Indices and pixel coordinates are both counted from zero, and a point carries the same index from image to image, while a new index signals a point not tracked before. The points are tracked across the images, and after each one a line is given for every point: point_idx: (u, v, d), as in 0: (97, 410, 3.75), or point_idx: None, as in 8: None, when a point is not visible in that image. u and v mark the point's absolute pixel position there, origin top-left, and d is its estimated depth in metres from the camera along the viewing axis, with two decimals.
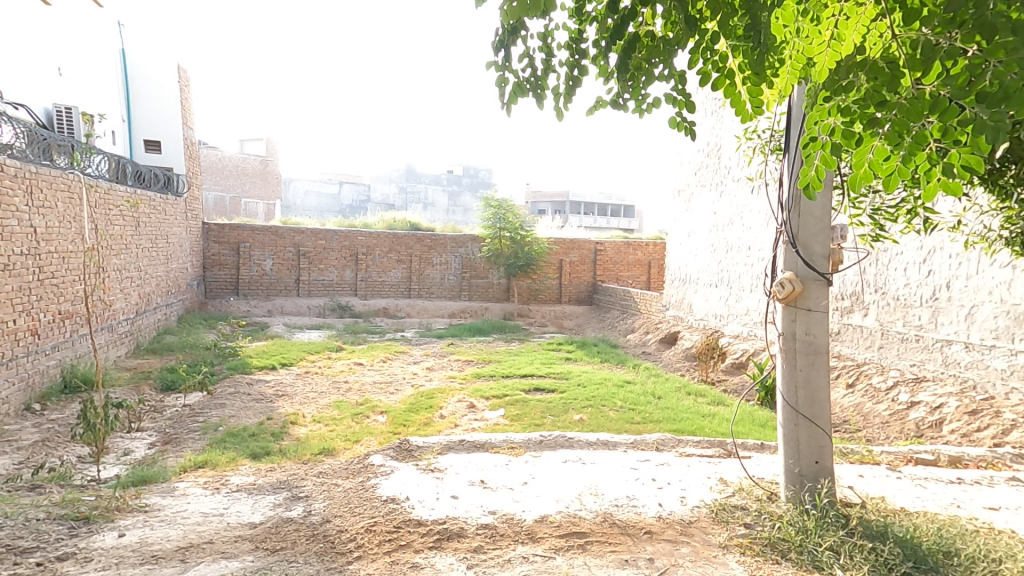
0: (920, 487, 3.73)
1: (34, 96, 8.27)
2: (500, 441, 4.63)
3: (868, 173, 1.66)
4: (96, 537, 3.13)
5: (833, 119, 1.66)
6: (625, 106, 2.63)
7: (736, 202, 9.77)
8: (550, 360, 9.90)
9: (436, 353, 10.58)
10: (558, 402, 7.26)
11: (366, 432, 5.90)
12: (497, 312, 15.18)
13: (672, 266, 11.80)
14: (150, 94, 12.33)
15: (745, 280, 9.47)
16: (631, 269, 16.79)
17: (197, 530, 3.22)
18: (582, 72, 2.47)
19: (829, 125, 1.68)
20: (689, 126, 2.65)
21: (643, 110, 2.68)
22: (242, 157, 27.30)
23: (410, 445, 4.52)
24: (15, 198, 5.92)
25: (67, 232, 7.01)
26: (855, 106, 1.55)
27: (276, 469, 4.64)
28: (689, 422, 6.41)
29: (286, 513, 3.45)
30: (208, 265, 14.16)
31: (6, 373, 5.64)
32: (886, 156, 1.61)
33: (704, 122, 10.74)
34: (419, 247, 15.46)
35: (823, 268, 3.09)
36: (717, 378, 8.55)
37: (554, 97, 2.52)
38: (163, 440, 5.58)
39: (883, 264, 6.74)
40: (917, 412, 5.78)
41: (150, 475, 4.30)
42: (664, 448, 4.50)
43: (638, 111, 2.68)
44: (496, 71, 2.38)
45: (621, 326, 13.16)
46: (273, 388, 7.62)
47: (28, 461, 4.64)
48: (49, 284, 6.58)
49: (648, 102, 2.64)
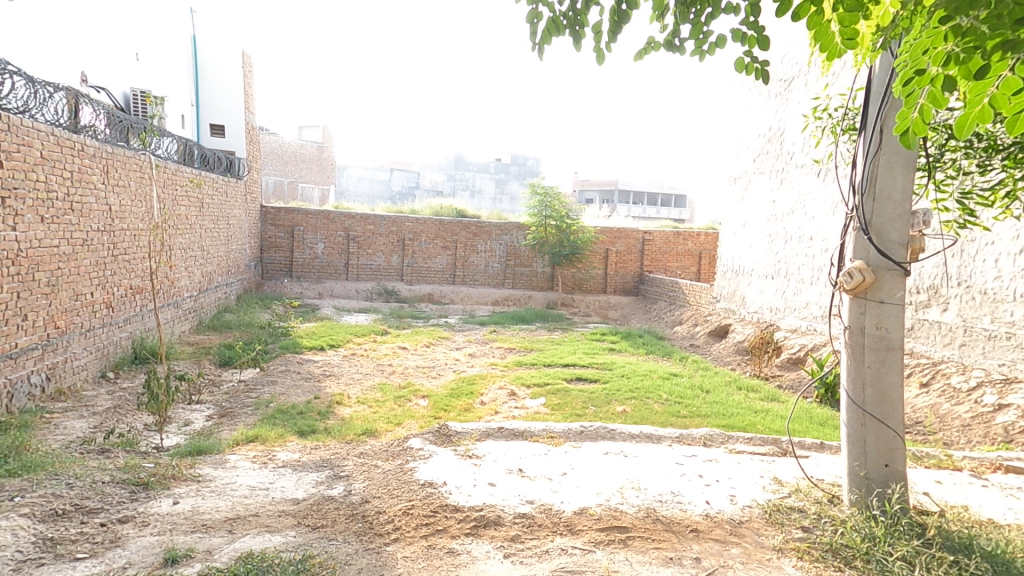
0: (1010, 497, 3.38)
1: (114, 81, 8.74)
2: (540, 430, 4.54)
3: (985, 111, 1.55)
4: (153, 502, 3.24)
5: (948, 45, 1.52)
6: (683, 47, 2.59)
7: (799, 189, 9.23)
8: (593, 351, 9.73)
9: (479, 339, 10.59)
10: (601, 393, 7.11)
11: (407, 415, 5.94)
12: (540, 300, 15.14)
13: (725, 257, 11.31)
14: (216, 81, 12.83)
15: (805, 272, 8.98)
16: (679, 260, 16.31)
17: (244, 503, 3.29)
18: (629, 7, 2.39)
19: (941, 54, 1.54)
20: (758, 67, 2.57)
21: (705, 49, 2.60)
22: (300, 143, 28.12)
23: (448, 431, 4.49)
24: (94, 177, 6.25)
25: (138, 211, 7.37)
26: (986, 25, 1.41)
27: (320, 447, 4.73)
28: (739, 418, 6.14)
29: (327, 491, 3.49)
30: (265, 247, 14.68)
31: (86, 342, 6.02)
32: (1013, 92, 1.49)
33: (766, 106, 10.18)
34: (464, 234, 15.52)
35: (900, 257, 2.81)
36: (771, 374, 8.19)
37: (596, 33, 2.51)
38: (220, 413, 5.81)
39: (968, 256, 6.21)
40: (1004, 415, 5.30)
41: (206, 446, 4.46)
42: (712, 444, 4.26)
43: (698, 52, 2.63)
44: (530, 4, 2.41)
45: (668, 317, 12.80)
46: (321, 368, 7.82)
47: (100, 425, 4.91)
48: (122, 260, 6.93)
49: (709, 41, 2.56)
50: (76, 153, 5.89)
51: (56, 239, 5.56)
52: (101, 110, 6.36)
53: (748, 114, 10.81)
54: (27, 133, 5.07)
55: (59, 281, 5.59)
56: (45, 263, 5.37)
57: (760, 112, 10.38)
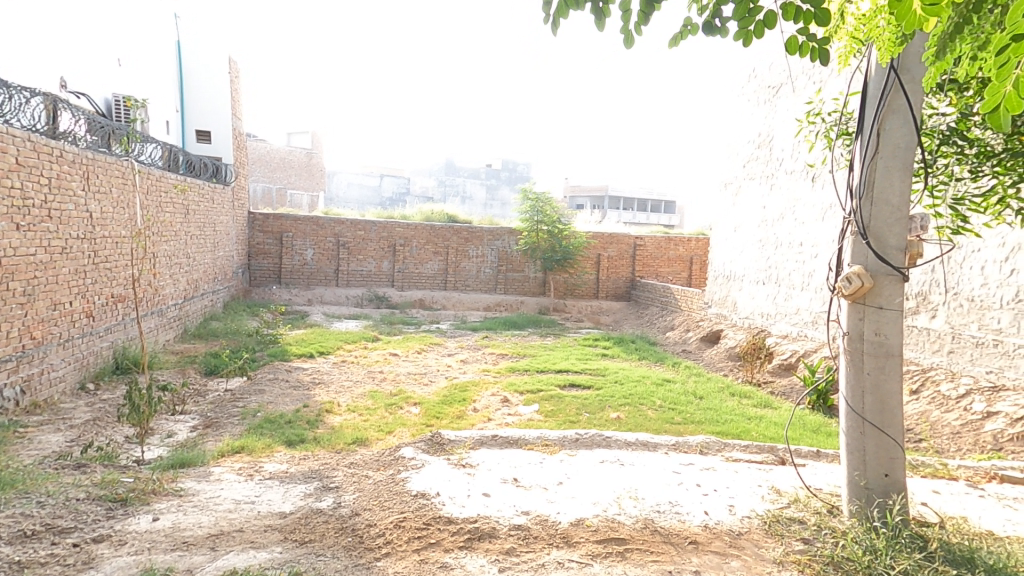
0: (1008, 508, 3.35)
1: (96, 87, 8.63)
2: (534, 437, 4.47)
3: None
4: (131, 520, 3.13)
5: None
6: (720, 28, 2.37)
7: (788, 194, 9.26)
8: (585, 356, 9.68)
9: (471, 345, 10.50)
10: (594, 399, 7.05)
11: (398, 423, 5.84)
12: (532, 306, 15.09)
13: (716, 262, 11.31)
14: (202, 86, 12.70)
15: (795, 277, 8.99)
16: (671, 265, 16.34)
17: (228, 517, 3.19)
18: None
19: None
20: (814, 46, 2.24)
21: (748, 30, 2.35)
22: (289, 148, 27.94)
23: (441, 439, 4.40)
24: (73, 183, 6.11)
25: (120, 218, 7.22)
26: None
27: (309, 457, 4.62)
28: (733, 425, 6.10)
29: (316, 504, 3.39)
30: (253, 253, 14.51)
31: (64, 353, 5.87)
32: None
33: (756, 112, 10.23)
34: (455, 239, 15.44)
35: (899, 263, 2.78)
36: (763, 380, 8.18)
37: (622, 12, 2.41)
38: (205, 423, 5.68)
39: (955, 263, 6.26)
40: (994, 423, 5.31)
41: (189, 458, 4.34)
42: (709, 451, 4.21)
43: (740, 35, 2.40)
44: None
45: (660, 323, 12.80)
46: (310, 375, 7.69)
47: (79, 439, 4.77)
48: (103, 268, 6.79)
49: (754, 21, 2.32)
50: (54, 159, 5.76)
51: (33, 247, 5.41)
52: (82, 116, 6.25)
53: (737, 120, 10.84)
54: None
55: (36, 290, 5.45)
56: (20, 273, 5.23)
57: (749, 118, 10.42)
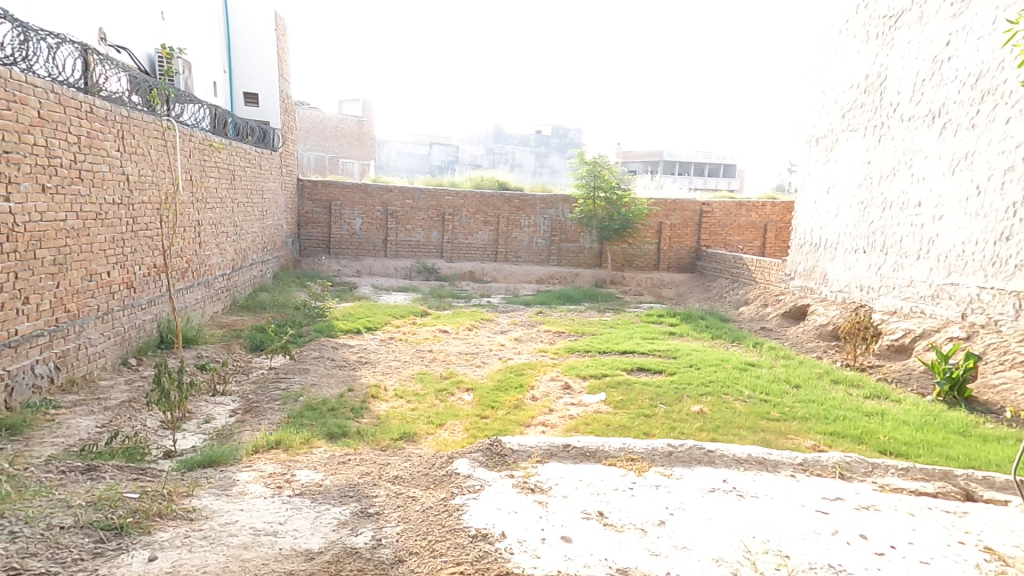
0: None
1: (138, 43, 8.22)
2: (616, 448, 3.59)
3: None
4: (122, 560, 2.44)
5: None
6: None
7: (904, 147, 7.76)
8: (653, 335, 8.66)
9: (525, 322, 9.67)
10: (669, 388, 6.08)
11: (450, 413, 5.11)
12: (587, 278, 14.14)
13: (802, 228, 9.90)
14: (251, 46, 12.15)
15: (909, 244, 7.60)
16: (742, 233, 14.85)
17: (242, 558, 2.47)
18: None
19: None
20: None
21: None
22: (340, 117, 27.64)
23: (502, 448, 3.60)
24: (107, 142, 5.56)
25: (161, 182, 6.72)
26: None
27: (351, 458, 3.97)
28: (850, 425, 5.02)
29: (351, 539, 2.66)
30: (302, 222, 14.06)
31: (103, 326, 5.43)
32: None
33: (862, 50, 8.64)
34: (507, 207, 14.53)
35: None
36: (869, 366, 6.97)
37: None
38: (244, 408, 5.14)
39: None
40: None
41: (217, 457, 3.74)
42: (853, 476, 3.25)
43: None
44: None
45: (732, 298, 11.53)
46: (357, 354, 7.09)
47: (108, 425, 4.29)
48: (143, 236, 6.31)
49: None
50: (83, 115, 5.18)
51: (62, 212, 4.92)
52: (119, 71, 5.74)
53: (837, 62, 9.23)
54: (19, 88, 4.35)
55: (68, 259, 4.99)
56: (48, 241, 4.74)
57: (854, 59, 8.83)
